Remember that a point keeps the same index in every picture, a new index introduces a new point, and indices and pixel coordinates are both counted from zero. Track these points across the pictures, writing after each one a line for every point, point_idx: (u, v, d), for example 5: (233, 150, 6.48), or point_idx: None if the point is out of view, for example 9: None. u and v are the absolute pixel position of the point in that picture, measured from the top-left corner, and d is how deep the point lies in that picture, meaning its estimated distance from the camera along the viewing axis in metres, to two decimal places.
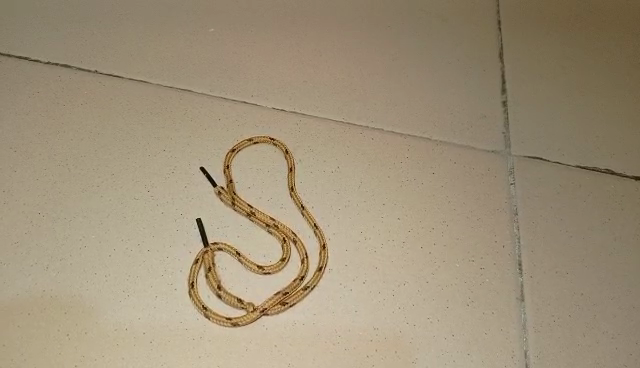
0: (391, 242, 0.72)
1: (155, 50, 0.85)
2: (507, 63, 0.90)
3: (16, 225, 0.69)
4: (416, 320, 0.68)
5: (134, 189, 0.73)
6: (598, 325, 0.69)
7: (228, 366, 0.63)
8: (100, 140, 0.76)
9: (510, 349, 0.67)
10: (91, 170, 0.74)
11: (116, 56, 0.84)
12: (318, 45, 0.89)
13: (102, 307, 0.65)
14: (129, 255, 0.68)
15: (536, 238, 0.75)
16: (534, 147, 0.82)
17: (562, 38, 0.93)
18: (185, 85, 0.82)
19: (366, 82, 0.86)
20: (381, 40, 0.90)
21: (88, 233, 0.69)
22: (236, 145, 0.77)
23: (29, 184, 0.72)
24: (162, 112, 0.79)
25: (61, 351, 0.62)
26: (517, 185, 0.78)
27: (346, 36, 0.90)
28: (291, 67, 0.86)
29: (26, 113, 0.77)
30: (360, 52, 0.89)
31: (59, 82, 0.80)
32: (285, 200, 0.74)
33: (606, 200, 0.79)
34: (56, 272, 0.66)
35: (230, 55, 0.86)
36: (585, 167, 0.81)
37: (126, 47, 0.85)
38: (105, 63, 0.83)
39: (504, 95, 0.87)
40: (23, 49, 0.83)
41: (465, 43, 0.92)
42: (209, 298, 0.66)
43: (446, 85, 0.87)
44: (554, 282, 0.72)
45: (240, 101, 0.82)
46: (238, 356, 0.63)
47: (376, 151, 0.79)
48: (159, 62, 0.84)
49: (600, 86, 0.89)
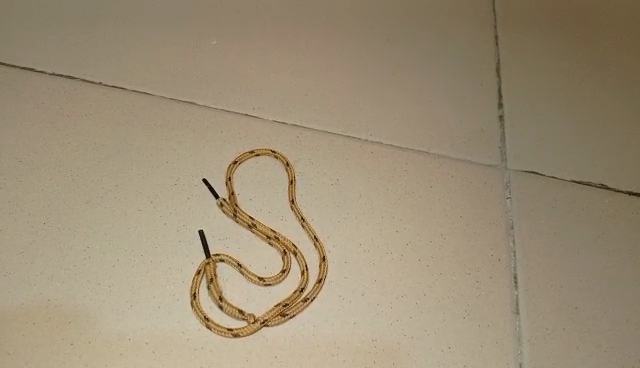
0: (390, 254, 0.74)
1: (158, 62, 0.87)
2: (505, 78, 0.92)
3: (22, 235, 0.70)
4: (413, 331, 0.69)
5: (137, 200, 0.74)
6: (591, 337, 0.71)
7: None
8: (103, 151, 0.77)
9: (505, 361, 0.68)
10: (95, 181, 0.75)
11: (120, 68, 0.85)
12: (319, 59, 0.90)
13: (106, 316, 0.66)
14: (132, 265, 0.70)
15: (532, 251, 0.76)
16: (530, 161, 0.84)
17: (558, 54, 0.95)
18: (188, 97, 0.84)
19: (365, 96, 0.88)
20: (380, 55, 0.92)
21: (92, 243, 0.71)
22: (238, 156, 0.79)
23: (34, 195, 0.73)
24: (165, 124, 0.81)
25: (65, 360, 0.63)
26: (513, 199, 0.80)
27: (346, 50, 0.92)
28: (292, 81, 0.88)
29: (31, 123, 0.78)
30: (360, 65, 0.90)
31: (63, 93, 0.81)
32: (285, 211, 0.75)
33: (600, 214, 0.80)
34: (61, 282, 0.68)
35: (232, 68, 0.88)
36: (579, 181, 0.83)
37: (130, 58, 0.86)
38: (110, 75, 0.84)
39: (501, 110, 0.88)
40: (29, 61, 0.84)
41: (463, 58, 0.93)
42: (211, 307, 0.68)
43: (444, 99, 0.89)
44: (548, 295, 0.73)
45: (242, 114, 0.83)
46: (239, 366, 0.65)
47: (376, 164, 0.81)
48: (163, 73, 0.86)
49: (596, 102, 0.91)
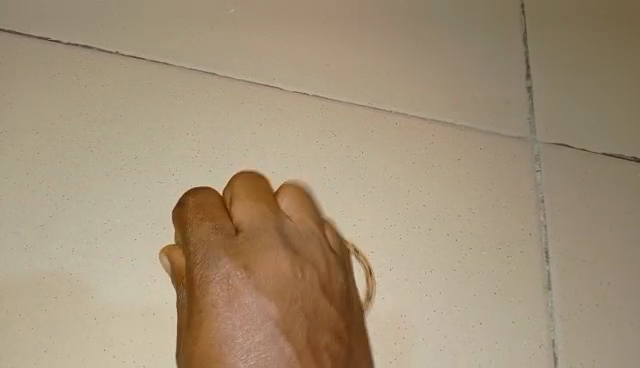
0: (417, 229, 0.73)
1: (165, 21, 0.77)
2: (534, 43, 0.87)
3: (40, 209, 0.67)
4: (443, 308, 0.70)
5: (159, 171, 0.71)
6: (623, 314, 0.74)
7: None
8: (121, 120, 0.72)
9: (539, 339, 0.71)
10: (114, 151, 0.70)
11: (125, 25, 0.76)
12: (341, 14, 0.82)
13: (130, 293, 0.66)
14: (155, 239, 0.68)
15: (561, 227, 0.76)
16: (560, 135, 0.81)
17: (593, 13, 0.90)
18: (206, 66, 0.76)
19: (391, 59, 0.82)
20: (406, 11, 0.84)
21: (113, 215, 0.68)
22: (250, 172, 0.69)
23: (53, 168, 0.68)
24: (185, 95, 0.75)
25: (88, 335, 0.63)
26: (543, 173, 0.78)
27: (371, 4, 0.84)
28: (313, 42, 0.81)
29: (38, 93, 0.71)
30: (386, 23, 0.83)
31: (67, 58, 0.73)
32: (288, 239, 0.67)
33: (632, 188, 0.80)
34: (82, 256, 0.66)
35: (247, 25, 0.79)
36: (611, 154, 0.82)
37: (134, 14, 0.77)
38: (114, 35, 0.75)
39: (528, 81, 0.84)
40: (20, 24, 0.73)
41: (494, 17, 0.87)
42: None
43: (474, 65, 0.84)
44: (580, 269, 0.75)
45: (263, 83, 0.77)
46: None
47: (403, 136, 0.78)
48: (173, 31, 0.77)
49: (628, 69, 0.88)
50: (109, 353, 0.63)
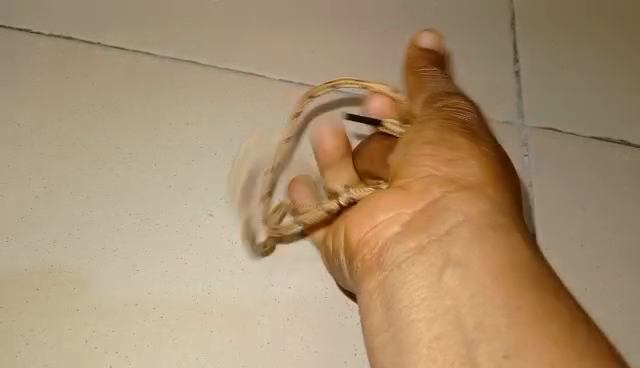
0: None
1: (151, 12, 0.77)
2: (523, 27, 0.86)
3: (22, 201, 0.66)
4: None
5: (142, 161, 0.71)
6: (612, 297, 0.73)
7: (257, 353, 0.66)
8: (104, 111, 0.72)
9: None
10: (96, 143, 0.70)
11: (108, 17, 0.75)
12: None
13: (112, 285, 0.65)
14: (138, 229, 0.68)
15: (548, 211, 0.76)
16: (547, 119, 0.81)
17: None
18: (189, 55, 0.76)
19: (378, 46, 0.82)
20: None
21: (96, 207, 0.68)
22: (434, 62, 0.70)
23: (35, 160, 0.68)
24: (168, 84, 0.74)
25: (71, 327, 0.63)
26: (531, 158, 0.78)
27: None
28: (299, 29, 0.80)
29: (19, 85, 0.71)
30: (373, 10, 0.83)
31: (49, 50, 0.73)
32: (390, 122, 0.66)
33: (620, 172, 0.80)
34: (63, 246, 0.66)
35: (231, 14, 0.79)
36: (599, 138, 0.82)
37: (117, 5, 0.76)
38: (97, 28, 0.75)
39: (515, 66, 0.84)
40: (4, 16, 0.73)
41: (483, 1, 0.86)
42: (223, 278, 0.68)
43: (463, 49, 0.83)
44: (568, 254, 0.74)
45: (248, 72, 0.77)
46: (269, 347, 0.66)
47: None
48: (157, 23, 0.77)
49: (617, 52, 0.88)
50: (91, 344, 0.63)
